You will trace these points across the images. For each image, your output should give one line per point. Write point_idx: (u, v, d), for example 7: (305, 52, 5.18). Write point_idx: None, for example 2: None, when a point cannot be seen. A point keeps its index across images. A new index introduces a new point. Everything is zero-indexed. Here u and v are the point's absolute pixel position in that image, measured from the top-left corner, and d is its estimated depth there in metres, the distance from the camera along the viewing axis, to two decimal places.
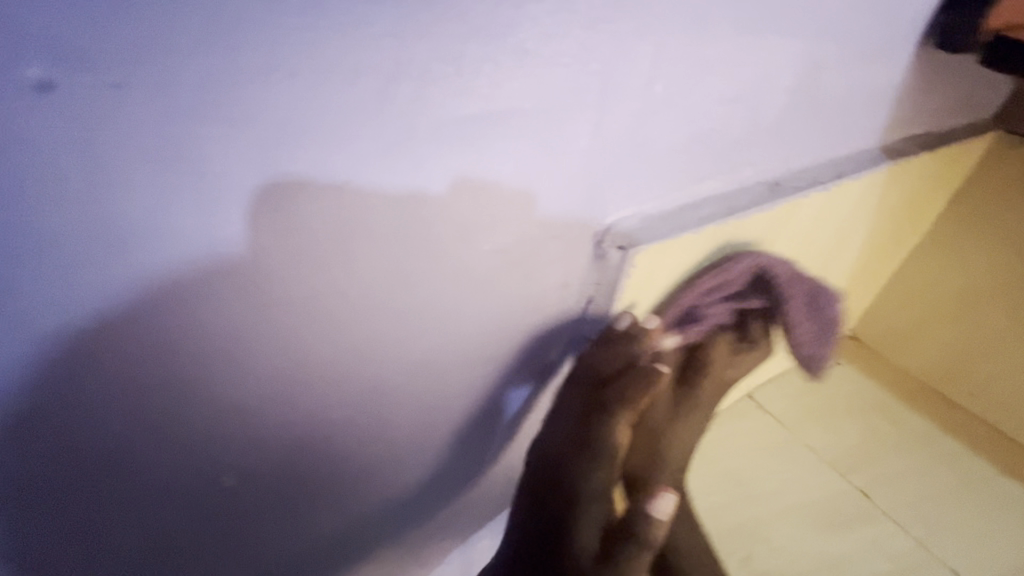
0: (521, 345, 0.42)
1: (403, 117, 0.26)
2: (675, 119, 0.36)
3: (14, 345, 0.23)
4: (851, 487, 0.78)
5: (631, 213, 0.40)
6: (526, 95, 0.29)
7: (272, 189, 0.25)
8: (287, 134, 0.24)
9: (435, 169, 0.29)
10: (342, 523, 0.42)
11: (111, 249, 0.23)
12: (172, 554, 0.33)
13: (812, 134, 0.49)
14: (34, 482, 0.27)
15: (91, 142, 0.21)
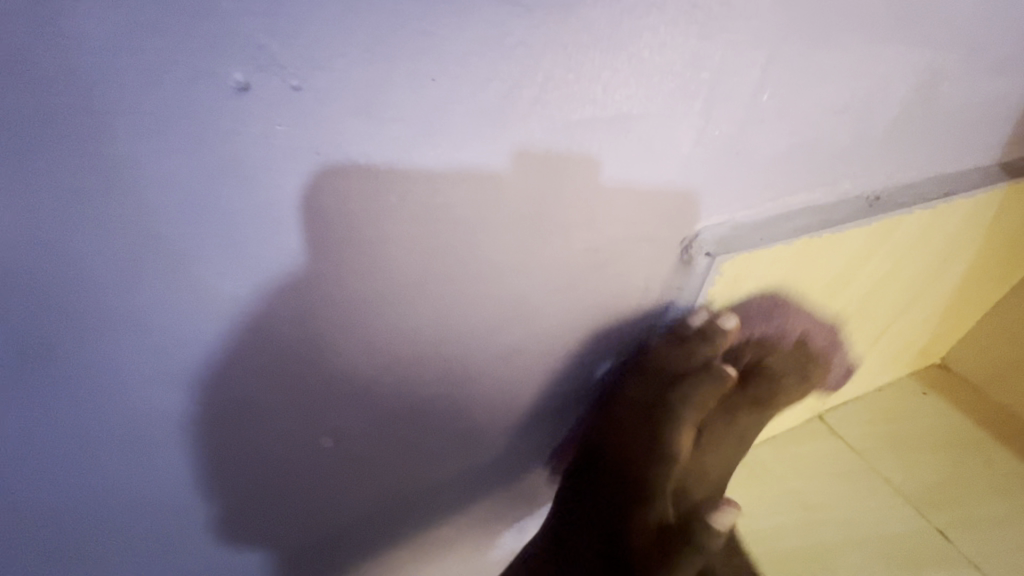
0: (599, 343, 0.43)
1: (522, 118, 0.28)
2: (780, 128, 0.36)
3: (184, 310, 0.27)
4: (930, 525, 0.73)
5: (722, 220, 0.39)
6: (637, 101, 0.29)
7: (401, 182, 0.27)
8: (421, 132, 0.26)
9: (543, 170, 0.30)
10: (419, 491, 0.45)
11: (270, 230, 0.26)
12: (276, 496, 0.38)
13: (925, 148, 0.47)
14: (182, 424, 0.31)
15: (270, 136, 0.23)
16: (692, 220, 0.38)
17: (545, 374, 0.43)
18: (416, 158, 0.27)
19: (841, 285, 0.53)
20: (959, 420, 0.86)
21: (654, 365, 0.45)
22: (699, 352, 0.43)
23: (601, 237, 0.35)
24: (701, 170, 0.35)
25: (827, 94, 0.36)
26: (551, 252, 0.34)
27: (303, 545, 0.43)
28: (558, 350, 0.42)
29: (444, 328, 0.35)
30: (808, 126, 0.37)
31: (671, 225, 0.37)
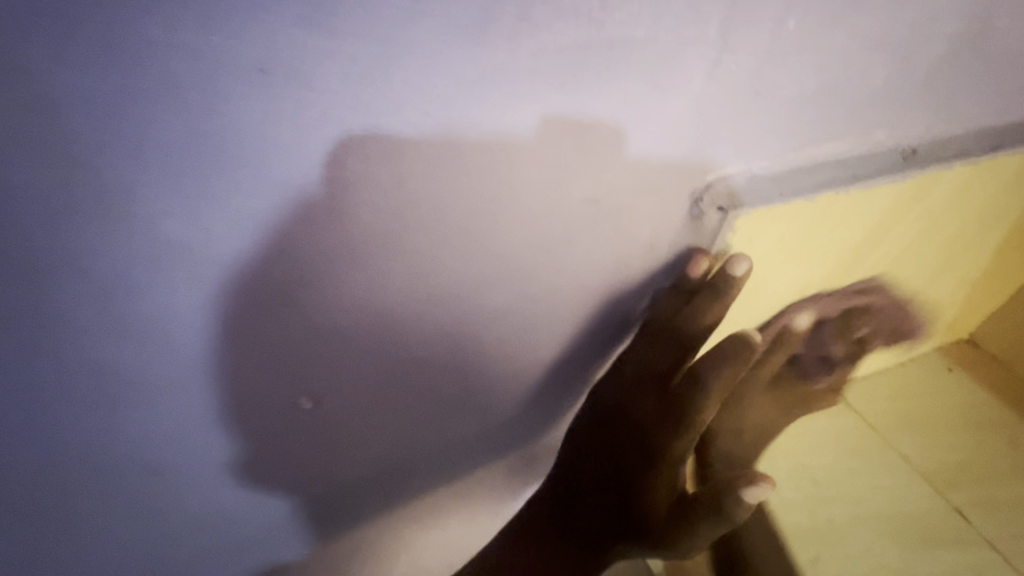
0: (593, 305, 0.41)
1: (501, 39, 0.24)
2: (806, 65, 0.31)
3: (138, 246, 0.26)
4: (946, 504, 0.70)
5: (738, 170, 0.36)
6: (637, 22, 0.26)
7: (364, 115, 0.25)
8: (383, 51, 0.23)
9: (526, 105, 0.27)
10: (414, 447, 0.46)
11: (218, 161, 0.24)
12: (260, 446, 0.39)
13: (972, 94, 0.42)
14: (155, 371, 0.32)
15: (203, 49, 0.21)
16: (703, 170, 0.34)
17: (536, 339, 0.42)
18: (380, 82, 0.24)
19: (866, 248, 0.49)
20: (987, 399, 0.82)
21: (660, 322, 0.43)
22: (704, 306, 0.40)
23: (594, 187, 0.33)
24: (713, 111, 0.31)
25: (862, 24, 0.31)
26: (536, 200, 0.32)
27: (300, 489, 0.45)
28: (550, 320, 0.41)
29: (422, 288, 0.34)
30: (838, 64, 0.33)
31: (678, 174, 0.34)
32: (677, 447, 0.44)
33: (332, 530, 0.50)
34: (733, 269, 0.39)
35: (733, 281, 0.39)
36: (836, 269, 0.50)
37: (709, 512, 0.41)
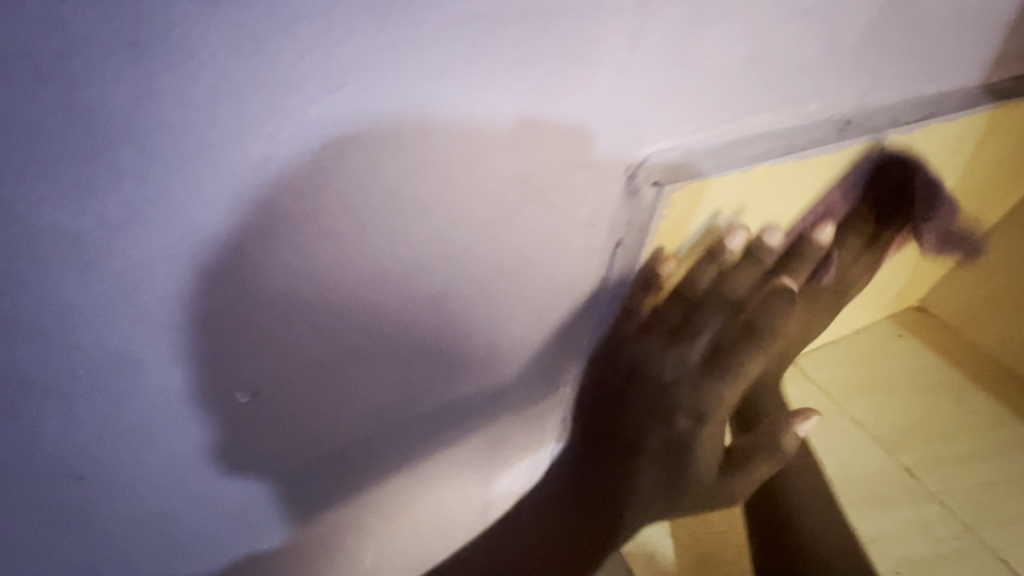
0: (538, 286, 0.41)
1: (400, 8, 0.23)
2: (733, 34, 0.31)
3: (19, 239, 0.24)
4: (897, 465, 0.73)
5: (673, 145, 0.36)
6: None
7: (261, 91, 0.24)
8: (271, 23, 0.22)
9: (441, 79, 0.26)
10: (374, 438, 0.46)
11: (97, 144, 0.23)
12: (196, 446, 0.38)
13: (901, 64, 0.42)
14: (62, 374, 0.30)
15: (60, 19, 0.19)
16: (637, 143, 0.34)
17: (487, 327, 0.42)
18: (273, 55, 0.23)
19: (808, 220, 0.50)
20: (936, 361, 0.85)
21: (701, 295, 0.47)
22: (745, 270, 0.46)
23: (527, 164, 0.32)
24: (641, 82, 0.31)
25: None
26: (466, 179, 0.31)
27: (249, 491, 0.43)
28: (503, 304, 0.41)
29: (359, 276, 0.33)
30: (765, 33, 0.33)
31: (611, 149, 0.34)
32: (706, 435, 0.49)
33: (287, 530, 0.49)
34: (767, 239, 0.45)
35: (768, 248, 0.46)
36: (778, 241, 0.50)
37: (764, 457, 0.50)
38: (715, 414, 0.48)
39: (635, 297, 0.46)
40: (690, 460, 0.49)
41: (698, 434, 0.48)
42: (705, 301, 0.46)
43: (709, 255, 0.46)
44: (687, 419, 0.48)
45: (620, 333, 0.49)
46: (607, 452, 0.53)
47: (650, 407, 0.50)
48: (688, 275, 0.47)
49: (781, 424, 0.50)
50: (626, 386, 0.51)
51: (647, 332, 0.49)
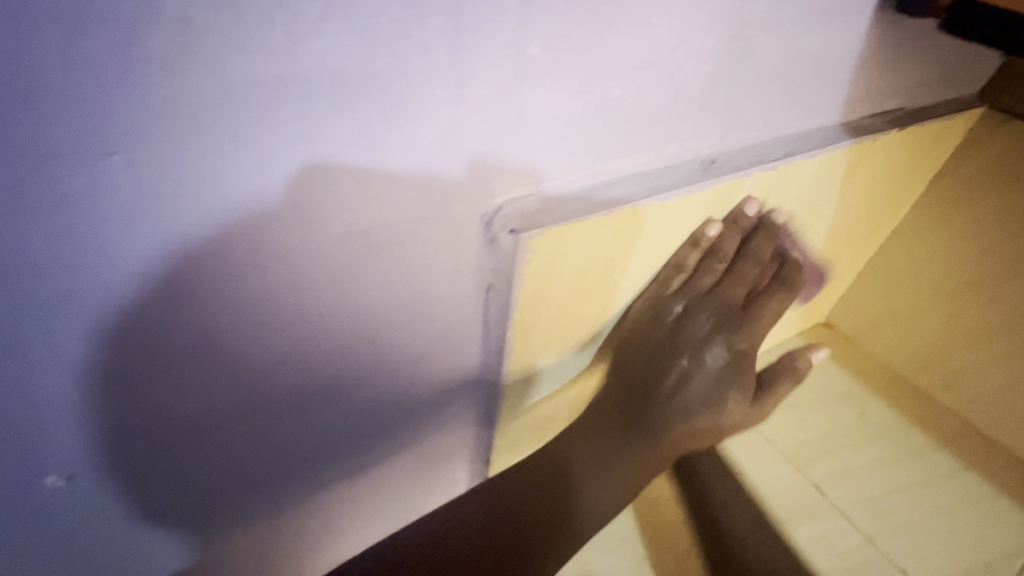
0: (405, 332, 0.41)
1: (170, 75, 0.23)
2: (568, 86, 0.32)
3: None
4: (805, 480, 0.75)
5: (528, 192, 0.36)
6: (346, 54, 0.25)
7: (14, 164, 0.23)
8: (11, 97, 0.21)
9: (238, 143, 0.26)
10: (260, 480, 0.45)
11: None
12: (21, 524, 0.36)
13: (754, 107, 0.44)
14: None
15: None
16: (484, 194, 0.34)
17: (362, 371, 0.41)
18: (23, 128, 0.22)
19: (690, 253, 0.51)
20: (841, 375, 0.90)
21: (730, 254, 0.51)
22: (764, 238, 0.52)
23: (362, 218, 0.32)
24: (470, 135, 0.31)
25: (613, 47, 0.32)
26: (293, 234, 0.31)
27: (106, 555, 0.42)
28: (376, 348, 0.41)
29: (192, 331, 0.32)
30: (601, 84, 0.33)
31: (455, 199, 0.34)
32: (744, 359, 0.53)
33: None
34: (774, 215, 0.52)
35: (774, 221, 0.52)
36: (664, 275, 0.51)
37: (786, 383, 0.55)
38: (748, 342, 0.53)
39: (523, 341, 0.45)
40: (730, 379, 0.52)
41: (738, 356, 0.53)
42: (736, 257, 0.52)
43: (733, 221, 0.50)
44: (725, 353, 0.52)
45: (514, 374, 0.48)
46: (650, 394, 0.51)
47: (697, 346, 0.51)
48: (575, 314, 0.47)
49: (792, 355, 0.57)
50: (673, 329, 0.51)
51: (690, 283, 0.51)
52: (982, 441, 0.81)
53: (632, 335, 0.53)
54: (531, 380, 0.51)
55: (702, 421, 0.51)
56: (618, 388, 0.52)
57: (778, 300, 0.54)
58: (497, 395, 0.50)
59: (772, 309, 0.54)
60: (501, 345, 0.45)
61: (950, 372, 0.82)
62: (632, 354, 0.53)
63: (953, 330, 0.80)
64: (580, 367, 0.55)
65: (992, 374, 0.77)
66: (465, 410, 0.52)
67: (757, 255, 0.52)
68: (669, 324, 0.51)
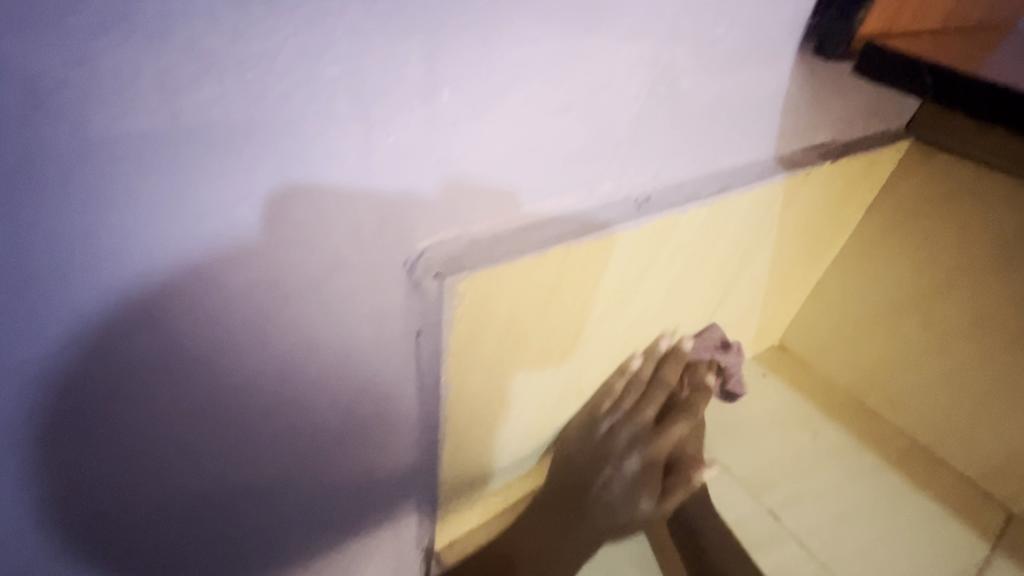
0: (334, 383, 0.38)
1: (15, 132, 0.21)
2: (484, 132, 0.32)
3: None
4: (761, 508, 0.75)
5: (453, 235, 0.35)
6: (228, 102, 0.24)
7: None
8: None
9: (112, 198, 0.24)
10: (182, 546, 0.41)
11: None
12: None
13: (685, 145, 0.45)
14: None
15: None
16: (403, 238, 0.33)
17: (289, 429, 0.39)
18: None
19: (629, 288, 0.52)
20: (795, 397, 0.91)
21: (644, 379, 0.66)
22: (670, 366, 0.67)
23: (274, 268, 0.30)
24: (384, 182, 0.30)
25: (530, 93, 0.32)
26: (190, 296, 0.28)
27: None
28: (302, 405, 0.38)
29: (81, 405, 0.29)
30: (520, 129, 0.33)
31: (371, 245, 0.32)
32: (652, 471, 0.65)
33: None
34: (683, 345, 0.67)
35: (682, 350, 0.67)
36: (603, 309, 0.51)
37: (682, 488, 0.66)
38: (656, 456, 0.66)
39: (459, 383, 0.44)
40: (637, 485, 0.65)
41: (647, 470, 0.65)
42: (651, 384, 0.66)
43: (648, 355, 0.66)
44: (639, 463, 0.65)
45: (451, 416, 0.47)
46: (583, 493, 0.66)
47: (614, 457, 0.65)
48: (512, 352, 0.46)
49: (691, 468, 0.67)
50: (602, 441, 0.66)
51: (616, 406, 0.66)
52: (928, 458, 0.83)
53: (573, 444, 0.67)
54: (471, 419, 0.50)
55: (615, 516, 0.66)
56: (564, 474, 0.67)
57: (683, 423, 0.66)
58: (438, 440, 0.48)
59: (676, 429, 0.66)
60: (437, 390, 0.43)
61: (895, 392, 0.84)
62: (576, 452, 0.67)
63: (896, 352, 0.82)
64: (524, 402, 0.54)
65: (933, 393, 0.80)
66: (407, 458, 0.50)
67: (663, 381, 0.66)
68: (599, 435, 0.66)
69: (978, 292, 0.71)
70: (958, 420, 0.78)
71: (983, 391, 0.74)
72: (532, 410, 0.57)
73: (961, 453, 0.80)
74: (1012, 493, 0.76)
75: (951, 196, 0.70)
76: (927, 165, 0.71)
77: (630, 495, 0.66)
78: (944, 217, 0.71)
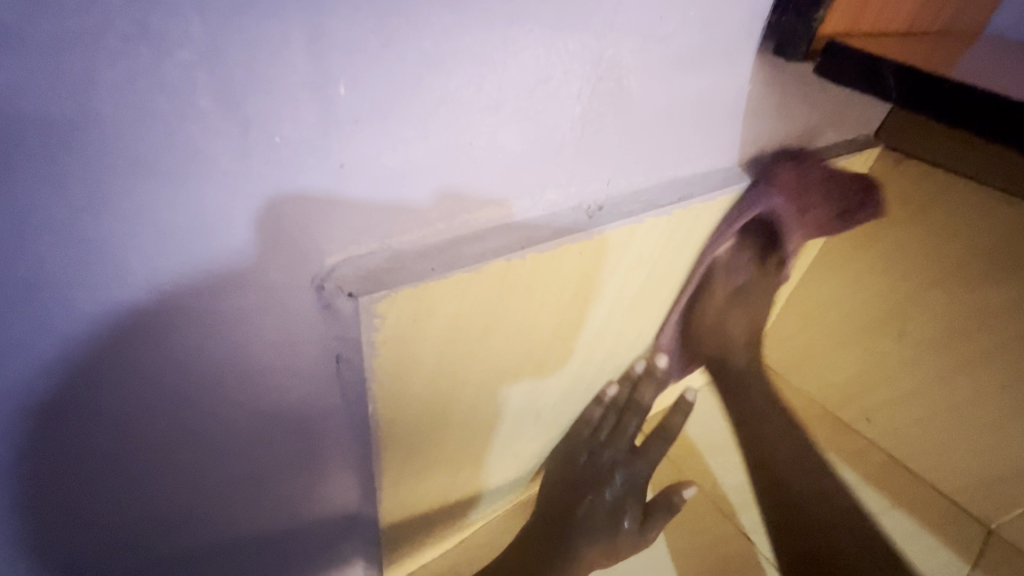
0: (243, 415, 0.34)
1: None
2: (398, 134, 0.28)
3: None
4: (736, 531, 0.73)
5: (372, 249, 0.32)
6: (48, 94, 0.19)
7: None
8: None
9: None
10: None
11: None
12: None
13: (638, 151, 0.42)
14: None
15: None
16: (309, 253, 0.29)
17: (190, 464, 0.34)
18: None
19: (586, 303, 0.48)
20: None
21: (623, 403, 0.65)
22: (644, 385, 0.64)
23: (146, 286, 0.26)
24: (275, 189, 0.26)
25: (449, 88, 0.28)
26: (30, 325, 0.24)
27: None
28: (202, 441, 0.34)
29: None
30: (442, 130, 0.29)
31: (267, 260, 0.28)
32: (633, 496, 0.65)
33: None
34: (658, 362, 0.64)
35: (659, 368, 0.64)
36: (558, 326, 0.48)
37: (665, 511, 0.66)
38: (637, 481, 0.65)
39: (394, 409, 0.40)
40: (620, 509, 0.64)
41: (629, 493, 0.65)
42: (627, 406, 0.64)
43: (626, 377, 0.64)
44: (620, 489, 0.65)
45: (389, 445, 0.43)
46: (564, 525, 0.64)
47: (595, 482, 0.64)
48: (455, 374, 0.42)
49: (673, 490, 0.68)
50: (581, 468, 0.65)
51: (594, 433, 0.65)
52: (905, 474, 0.81)
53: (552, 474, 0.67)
54: (413, 446, 0.45)
55: (599, 545, 0.63)
56: (544, 509, 0.66)
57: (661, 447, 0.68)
58: (374, 467, 0.45)
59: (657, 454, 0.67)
60: (367, 418, 0.39)
61: (872, 406, 0.82)
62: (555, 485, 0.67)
63: (871, 365, 0.80)
64: (475, 425, 0.50)
65: (910, 408, 0.78)
66: (342, 486, 0.46)
67: (641, 401, 0.64)
68: (579, 464, 0.65)
69: (951, 304, 0.69)
70: (934, 435, 0.76)
71: (959, 404, 0.72)
72: (484, 434, 0.53)
73: (939, 469, 0.78)
74: (990, 509, 0.75)
75: (923, 205, 0.68)
76: (898, 172, 0.69)
77: (614, 522, 0.64)
78: (916, 226, 0.69)
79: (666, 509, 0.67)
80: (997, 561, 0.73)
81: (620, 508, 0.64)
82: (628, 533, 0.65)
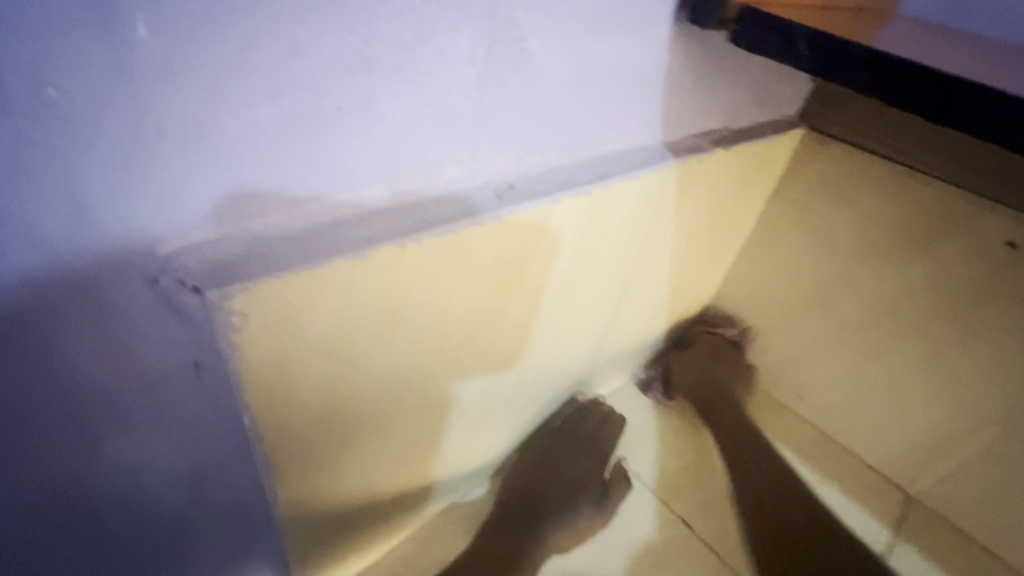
0: (83, 443, 0.29)
1: None
2: (239, 91, 0.23)
3: None
4: (675, 515, 0.74)
5: (227, 234, 0.27)
6: None
7: None
8: None
9: None
10: None
11: None
12: None
13: (550, 126, 0.39)
14: None
15: None
16: (132, 240, 0.24)
17: (10, 503, 0.29)
18: None
19: (503, 291, 0.45)
20: None
21: (581, 411, 0.77)
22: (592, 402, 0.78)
23: None
24: (65, 162, 0.21)
25: (301, 39, 0.24)
26: None
27: None
28: (29, 472, 0.28)
29: None
30: (296, 91, 0.25)
31: (69, 251, 0.23)
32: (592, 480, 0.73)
33: None
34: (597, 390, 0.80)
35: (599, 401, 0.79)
36: (472, 318, 0.44)
37: (620, 488, 0.74)
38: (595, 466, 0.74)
39: (282, 416, 0.36)
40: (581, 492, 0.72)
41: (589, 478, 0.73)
42: (585, 414, 0.77)
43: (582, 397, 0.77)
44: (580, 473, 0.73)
45: (284, 455, 0.39)
46: (528, 511, 0.70)
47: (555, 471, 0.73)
48: (355, 374, 0.38)
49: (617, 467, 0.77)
50: (541, 464, 0.74)
51: (554, 432, 0.76)
52: (835, 449, 0.83)
53: (515, 479, 0.73)
54: (316, 454, 0.41)
55: (564, 524, 0.69)
56: (515, 497, 0.72)
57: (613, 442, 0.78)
58: (267, 481, 0.40)
59: (609, 442, 0.77)
60: (245, 429, 0.35)
61: (802, 385, 0.84)
62: (528, 474, 0.73)
63: (798, 345, 0.82)
64: (392, 428, 0.46)
65: (837, 385, 0.80)
66: (236, 509, 0.40)
67: (595, 407, 0.78)
68: (539, 460, 0.74)
69: (870, 284, 0.71)
70: (857, 409, 0.79)
71: (884, 379, 0.74)
72: (408, 438, 0.50)
73: (865, 443, 0.80)
74: (911, 477, 0.78)
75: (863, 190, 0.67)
76: (820, 155, 0.70)
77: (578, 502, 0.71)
78: (840, 206, 0.70)
79: (620, 486, 0.74)
80: (919, 525, 0.77)
81: (581, 486, 0.72)
82: (593, 514, 0.71)
